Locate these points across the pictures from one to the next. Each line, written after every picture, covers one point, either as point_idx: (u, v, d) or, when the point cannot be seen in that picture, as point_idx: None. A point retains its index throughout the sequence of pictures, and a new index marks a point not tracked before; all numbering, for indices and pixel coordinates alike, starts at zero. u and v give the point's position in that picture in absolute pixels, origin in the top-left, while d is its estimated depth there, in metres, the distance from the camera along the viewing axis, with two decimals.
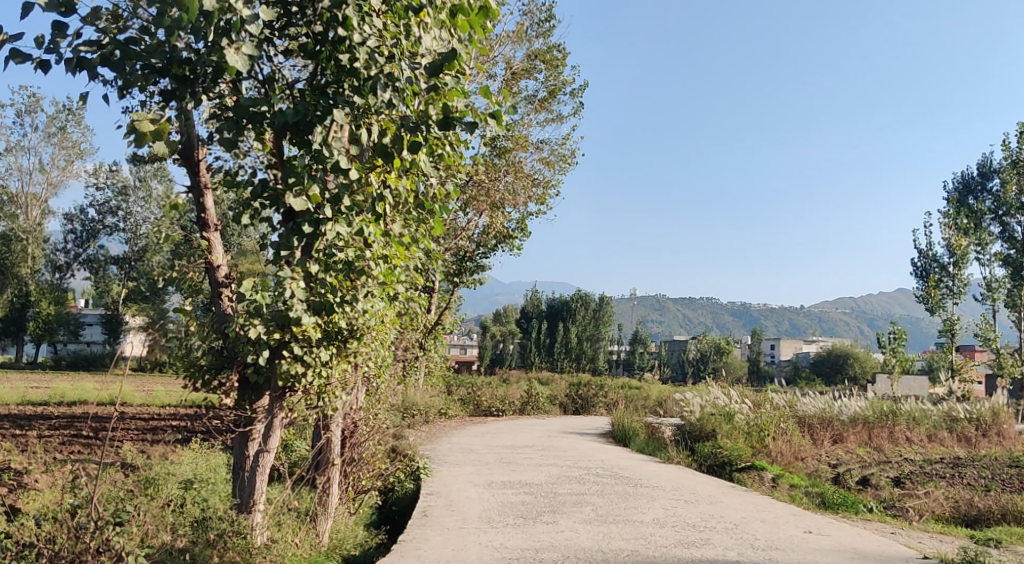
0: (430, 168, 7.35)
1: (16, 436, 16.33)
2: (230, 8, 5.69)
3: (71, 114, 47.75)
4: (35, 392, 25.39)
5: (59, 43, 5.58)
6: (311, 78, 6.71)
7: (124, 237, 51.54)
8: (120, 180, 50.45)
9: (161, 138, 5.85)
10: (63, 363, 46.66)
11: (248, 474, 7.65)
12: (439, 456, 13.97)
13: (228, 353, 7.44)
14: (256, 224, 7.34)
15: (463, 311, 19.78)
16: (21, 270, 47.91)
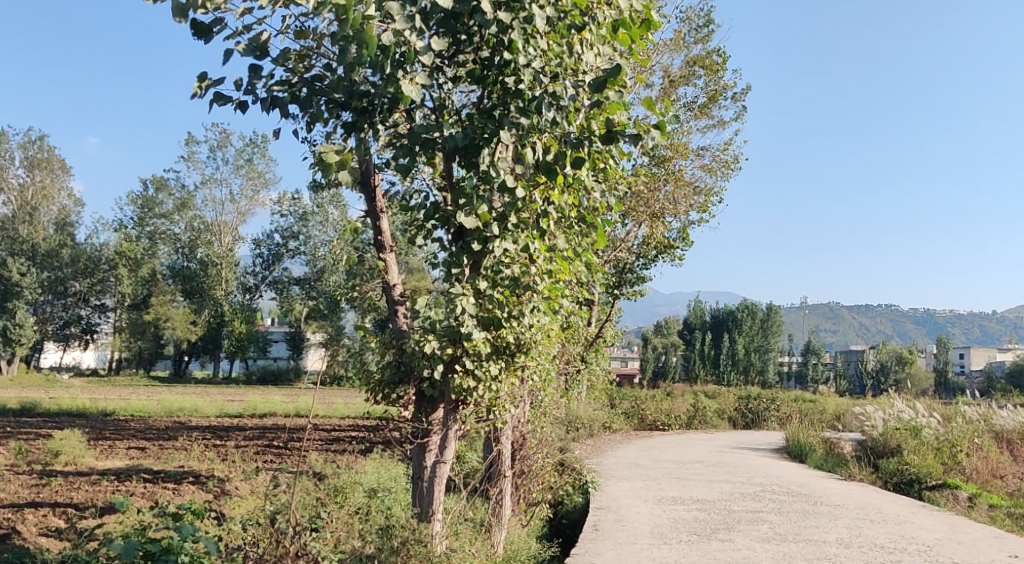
0: (592, 183, 7.40)
1: (216, 445, 17.80)
2: (405, 41, 6.00)
3: (257, 147, 51.33)
4: (231, 405, 27.40)
5: (254, 84, 6.08)
6: (477, 101, 6.94)
7: (304, 259, 54.92)
8: (301, 206, 53.78)
9: (344, 167, 6.23)
10: (253, 378, 49.99)
11: (427, 484, 7.95)
12: (606, 469, 13.99)
13: (405, 367, 7.74)
14: (427, 244, 7.67)
15: (625, 323, 19.69)
16: (217, 292, 52.35)
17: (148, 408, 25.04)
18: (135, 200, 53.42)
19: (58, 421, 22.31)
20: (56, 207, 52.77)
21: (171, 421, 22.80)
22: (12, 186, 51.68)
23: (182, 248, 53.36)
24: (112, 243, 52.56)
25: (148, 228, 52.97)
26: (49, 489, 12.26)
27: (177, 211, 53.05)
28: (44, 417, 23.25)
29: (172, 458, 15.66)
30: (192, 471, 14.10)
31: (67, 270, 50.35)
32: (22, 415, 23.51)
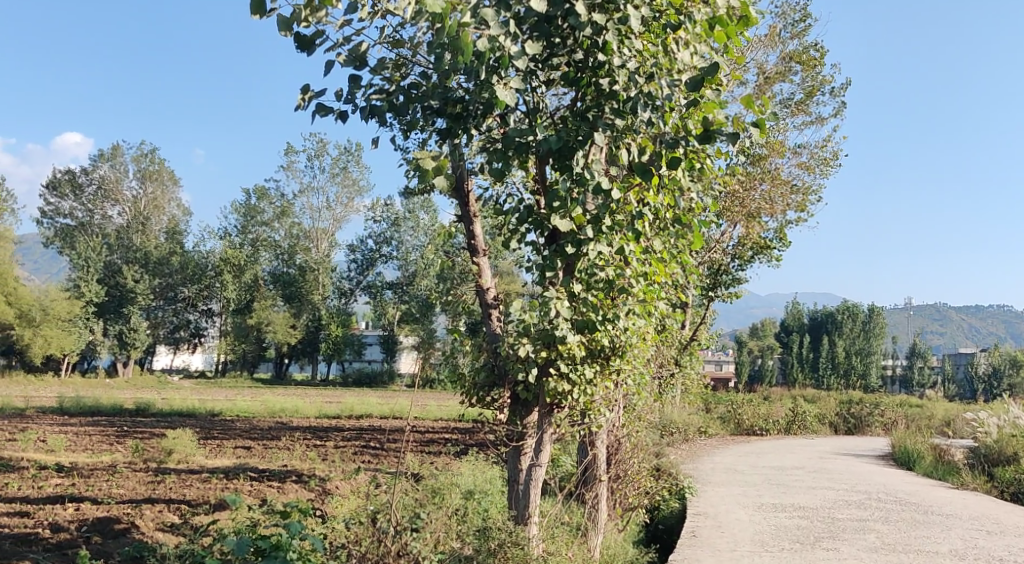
0: (688, 183, 7.27)
1: (317, 446, 18.33)
2: (500, 46, 6.04)
3: (351, 155, 52.56)
4: (329, 406, 28.11)
5: (354, 94, 6.25)
6: (570, 104, 6.95)
7: (397, 264, 55.78)
8: (393, 213, 54.81)
9: (441, 173, 6.30)
10: (349, 380, 51.25)
11: (522, 488, 7.98)
12: (702, 475, 13.77)
13: (499, 371, 7.79)
14: (519, 248, 7.72)
15: (719, 325, 19.34)
16: (314, 297, 53.57)
17: (253, 409, 25.94)
18: (238, 209, 55.54)
19: (170, 421, 23.35)
20: (167, 216, 55.32)
21: (273, 421, 23.55)
22: (127, 198, 54.75)
23: (281, 254, 54.77)
24: (217, 251, 54.74)
25: (250, 236, 54.95)
26: (164, 486, 12.87)
27: (277, 218, 54.87)
28: (157, 416, 24.41)
29: (276, 457, 16.20)
30: (296, 470, 14.56)
31: (177, 277, 52.74)
32: (138, 415, 24.68)
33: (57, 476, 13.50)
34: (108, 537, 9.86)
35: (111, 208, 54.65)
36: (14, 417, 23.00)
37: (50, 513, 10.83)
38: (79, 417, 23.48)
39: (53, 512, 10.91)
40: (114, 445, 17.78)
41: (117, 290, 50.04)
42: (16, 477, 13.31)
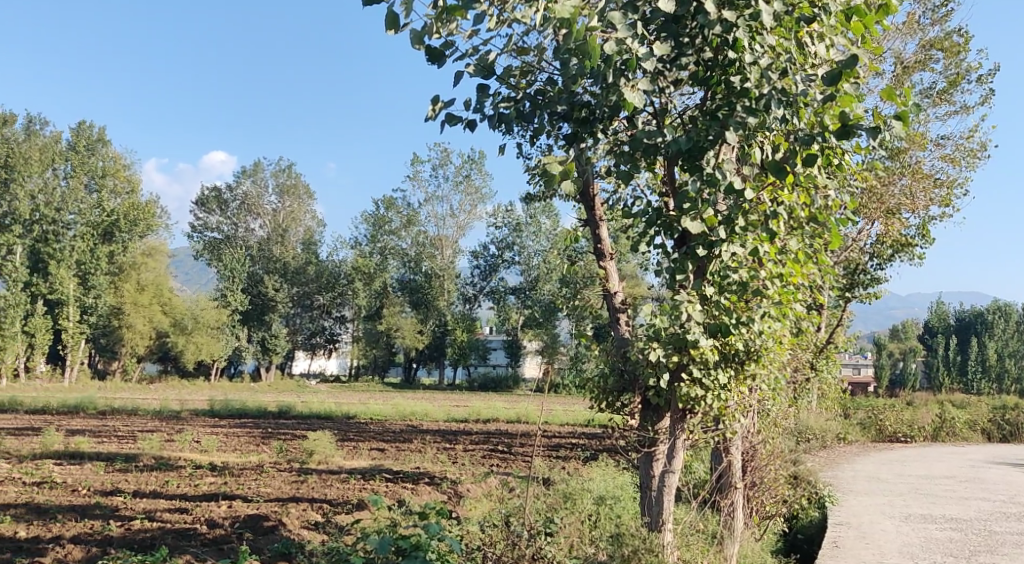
0: (824, 180, 7.01)
1: (448, 449, 18.68)
2: (627, 49, 6.01)
3: (474, 163, 53.37)
4: (458, 410, 28.58)
5: (482, 102, 6.36)
6: (699, 103, 6.82)
7: (520, 269, 56.15)
8: (515, 218, 55.27)
9: (569, 176, 6.30)
10: (475, 385, 51.94)
11: (655, 494, 7.88)
12: (843, 483, 13.21)
13: (629, 376, 7.76)
14: (646, 251, 7.64)
15: (857, 328, 18.54)
16: (440, 303, 54.44)
17: (385, 412, 26.70)
18: (367, 219, 57.30)
19: (309, 423, 24.33)
20: (303, 228, 57.31)
21: (405, 424, 24.17)
22: (267, 211, 57.29)
23: (409, 262, 55.71)
24: (349, 260, 56.72)
25: (379, 245, 56.49)
26: (306, 485, 13.43)
27: (404, 227, 56.29)
28: (297, 418, 25.49)
29: (408, 459, 16.61)
30: (427, 473, 14.88)
31: (312, 285, 55.02)
32: (280, 417, 25.87)
33: (210, 475, 14.28)
34: (258, 533, 10.39)
35: (253, 222, 57.28)
36: (170, 419, 24.58)
37: (205, 509, 11.48)
38: (228, 419, 24.86)
39: (209, 508, 11.58)
40: (259, 446, 18.70)
41: (259, 299, 52.72)
42: (175, 475, 14.20)
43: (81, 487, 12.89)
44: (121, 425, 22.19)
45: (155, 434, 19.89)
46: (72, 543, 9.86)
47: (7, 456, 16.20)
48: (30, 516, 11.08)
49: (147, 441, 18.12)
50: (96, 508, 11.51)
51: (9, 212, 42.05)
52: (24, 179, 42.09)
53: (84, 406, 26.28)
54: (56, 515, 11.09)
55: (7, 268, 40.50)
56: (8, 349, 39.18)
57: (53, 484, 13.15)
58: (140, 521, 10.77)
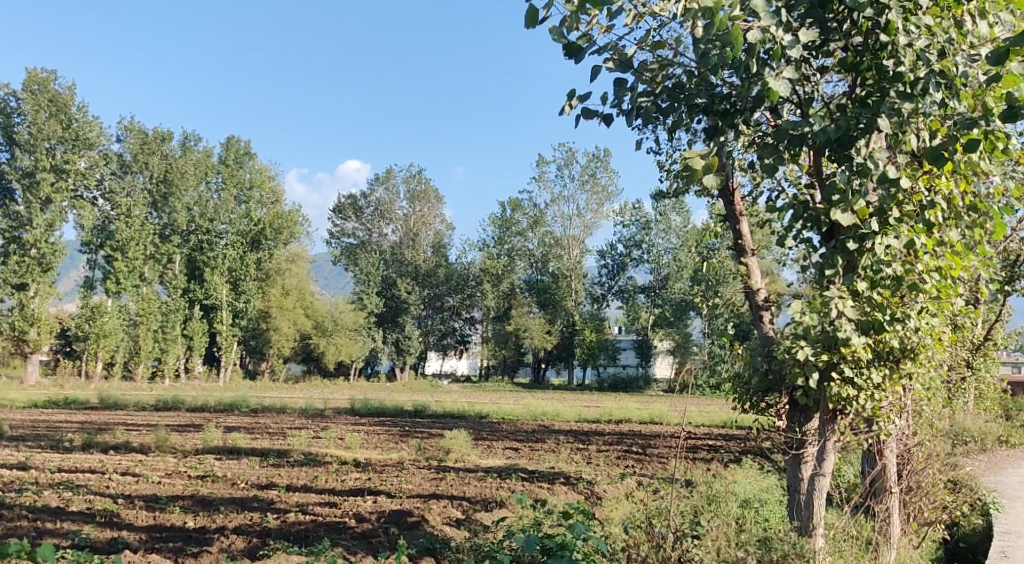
0: (985, 167, 6.59)
1: (582, 449, 18.69)
2: (771, 37, 5.83)
3: (601, 162, 53.04)
4: (590, 410, 28.47)
5: (620, 97, 6.32)
6: (847, 91, 6.56)
7: (649, 267, 55.27)
8: (643, 216, 54.51)
9: (712, 170, 6.12)
10: (605, 385, 51.66)
11: (805, 498, 7.61)
12: (1007, 489, 12.37)
13: (774, 375, 7.52)
14: (790, 245, 7.38)
15: (1018, 323, 17.29)
16: (568, 303, 54.30)
17: (517, 412, 26.92)
18: (494, 221, 57.81)
19: (444, 422, 24.87)
20: (433, 231, 58.14)
21: (537, 424, 24.27)
22: (399, 216, 58.46)
23: (536, 262, 56.21)
24: (477, 262, 57.48)
25: (507, 246, 57.07)
26: (446, 483, 13.74)
27: (531, 228, 56.48)
28: (433, 418, 26.12)
29: (543, 459, 16.70)
30: (563, 473, 14.91)
31: (443, 287, 56.27)
32: (417, 416, 26.53)
33: (356, 471, 14.83)
34: (403, 528, 10.74)
35: (386, 227, 58.79)
36: (315, 417, 25.68)
37: (352, 504, 11.93)
38: (368, 418, 25.71)
39: (355, 503, 12.04)
40: (399, 444, 19.26)
41: (392, 301, 54.23)
42: (323, 470, 14.83)
43: (240, 481, 13.65)
44: (272, 422, 23.38)
45: (303, 431, 20.84)
46: (234, 533, 10.48)
47: (173, 450, 17.36)
48: (196, 507, 11.82)
49: (296, 438, 18.99)
50: (254, 501, 12.16)
51: (168, 223, 44.17)
52: (181, 192, 44.22)
53: (238, 404, 27.82)
54: (219, 507, 11.80)
55: (168, 275, 43.61)
56: (169, 351, 42.41)
57: (215, 477, 13.98)
58: (294, 514, 11.30)
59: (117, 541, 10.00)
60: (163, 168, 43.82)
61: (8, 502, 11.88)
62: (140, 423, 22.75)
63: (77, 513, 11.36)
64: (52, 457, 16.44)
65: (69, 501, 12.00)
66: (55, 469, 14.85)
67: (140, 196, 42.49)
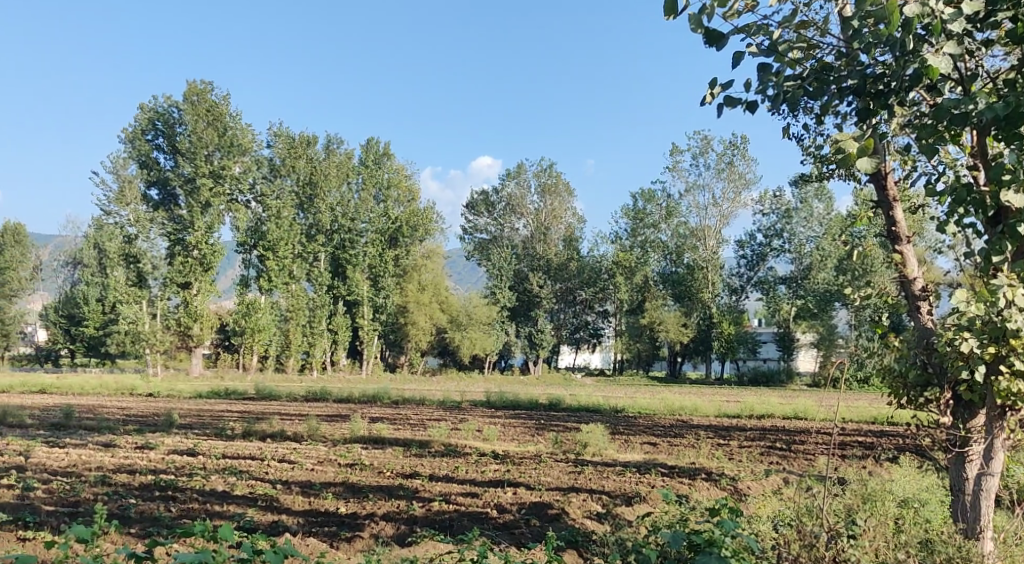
0: None
1: (722, 445, 18.29)
2: (931, 13, 5.52)
3: (737, 149, 51.51)
4: (729, 405, 27.79)
5: (765, 82, 6.16)
6: (1015, 64, 6.13)
7: (790, 257, 53.03)
8: (784, 204, 52.52)
9: (866, 154, 5.84)
10: (745, 379, 50.34)
11: (971, 499, 7.16)
12: None
13: (935, 369, 7.12)
14: (950, 231, 6.98)
15: None
16: (705, 295, 52.94)
17: (654, 407, 26.64)
18: (627, 213, 57.03)
19: (579, 416, 24.93)
20: (564, 225, 57.68)
21: (675, 419, 23.96)
22: (530, 210, 58.06)
23: (670, 254, 55.09)
24: (610, 255, 57.06)
25: (640, 238, 56.42)
26: (585, 476, 13.75)
27: (664, 221, 55.34)
28: (568, 411, 26.23)
29: (683, 454, 16.44)
30: (704, 469, 14.64)
31: (575, 281, 56.24)
32: (551, 410, 26.68)
33: (495, 463, 15.07)
34: (544, 520, 10.87)
35: (517, 222, 58.73)
36: (453, 408, 26.30)
37: (494, 495, 12.14)
38: (504, 410, 26.09)
39: (497, 494, 12.25)
40: (536, 437, 19.41)
41: (524, 295, 55.05)
42: (463, 461, 15.17)
43: (386, 470, 14.16)
44: (413, 413, 24.11)
45: (443, 422, 21.35)
46: (383, 520, 10.89)
47: (323, 439, 18.19)
48: (347, 494, 12.35)
49: (437, 429, 19.51)
50: (400, 489, 12.59)
51: (314, 224, 45.91)
52: (325, 192, 45.59)
53: (380, 395, 28.82)
54: (368, 494, 12.28)
55: (314, 272, 45.67)
56: (317, 344, 45.04)
57: (362, 466, 14.58)
58: (439, 503, 11.61)
59: (278, 524, 10.58)
60: (309, 170, 45.48)
61: (181, 485, 12.82)
62: (291, 413, 24.00)
63: (241, 497, 12.09)
64: (216, 444, 17.61)
65: (234, 486, 12.81)
66: (220, 455, 15.90)
67: (288, 198, 44.49)
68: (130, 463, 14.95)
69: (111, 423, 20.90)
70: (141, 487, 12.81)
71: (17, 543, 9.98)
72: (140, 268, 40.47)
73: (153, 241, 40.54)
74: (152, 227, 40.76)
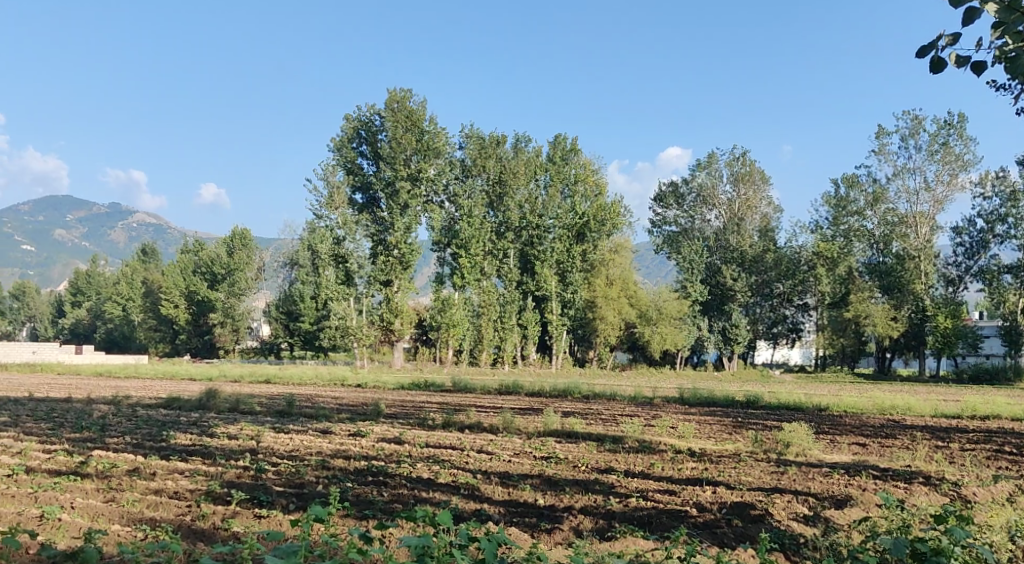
0: None
1: (943, 447, 17.02)
2: None
3: (954, 128, 47.60)
4: (947, 404, 25.76)
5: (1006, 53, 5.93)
6: None
7: (1016, 244, 48.22)
8: (1009, 185, 47.89)
9: None
10: (966, 377, 46.49)
11: None
12: None
13: None
14: None
15: None
16: (917, 287, 49.28)
17: (861, 405, 25.18)
18: (829, 201, 54.32)
19: (779, 413, 24.05)
20: (759, 215, 56.06)
21: (886, 419, 22.53)
22: (722, 201, 56.60)
23: (876, 243, 52.01)
24: (810, 245, 54.26)
25: (843, 226, 53.36)
26: (788, 477, 13.26)
27: (870, 207, 51.79)
28: (767, 408, 25.35)
29: (897, 456, 15.47)
30: (922, 472, 13.67)
31: (772, 273, 53.94)
32: (749, 407, 25.90)
33: (692, 460, 14.85)
34: (747, 520, 10.61)
35: (709, 213, 57.25)
36: (646, 404, 26.16)
37: (692, 493, 12.00)
38: (699, 407, 25.62)
39: (695, 492, 12.07)
40: (734, 435, 18.91)
41: (717, 289, 53.66)
42: (659, 458, 15.05)
43: (582, 464, 14.29)
44: (605, 408, 24.17)
45: (636, 418, 21.29)
46: (582, 514, 11.04)
47: (518, 432, 18.65)
48: (545, 486, 12.60)
49: (631, 424, 19.48)
50: (596, 483, 12.69)
51: (503, 222, 46.79)
52: (513, 190, 46.43)
53: (571, 390, 29.13)
54: (565, 487, 12.47)
55: (504, 269, 46.95)
56: (507, 340, 46.16)
57: (559, 459, 14.81)
58: (637, 499, 11.59)
59: (480, 513, 10.98)
60: (498, 169, 46.43)
61: (390, 471, 13.60)
62: (487, 405, 24.76)
63: (445, 485, 12.66)
64: (419, 433, 18.51)
65: (438, 473, 13.44)
66: (424, 443, 16.74)
67: (479, 197, 45.92)
68: (345, 449, 16.05)
69: (326, 411, 22.47)
70: (355, 472, 13.71)
71: (254, 519, 11.00)
72: (348, 267, 43.00)
73: (359, 242, 43.00)
74: (358, 228, 43.08)
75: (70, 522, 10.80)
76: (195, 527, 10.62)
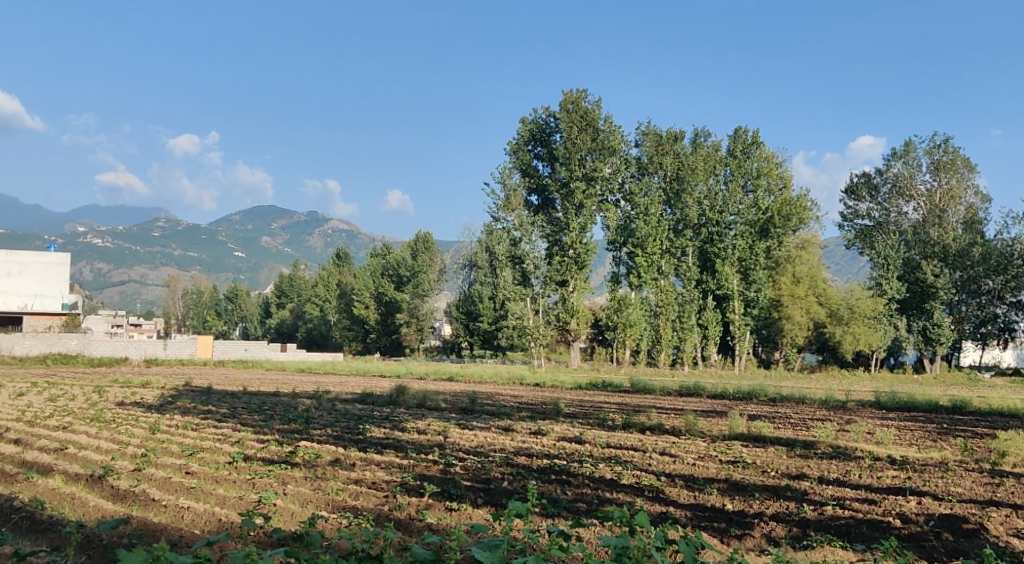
0: None
1: None
2: None
3: None
4: None
5: None
6: None
7: None
8: None
9: None
10: None
11: None
12: None
13: None
14: None
15: None
16: None
17: None
18: None
19: (991, 421, 22.15)
20: (964, 206, 52.16)
21: None
22: (921, 192, 53.10)
23: None
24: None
25: None
26: (1005, 490, 12.20)
27: None
28: (976, 415, 23.44)
29: None
30: None
31: (979, 269, 49.19)
32: (954, 413, 24.06)
33: (892, 468, 13.98)
34: (960, 535, 9.90)
35: (906, 205, 53.94)
36: (838, 408, 24.89)
37: (894, 503, 11.30)
38: (898, 412, 24.09)
39: (898, 502, 11.36)
40: (939, 442, 17.63)
41: (917, 286, 49.94)
42: (856, 465, 14.27)
43: (771, 470, 13.79)
44: (794, 412, 23.22)
45: (828, 423, 20.30)
46: (774, 521, 10.68)
47: (702, 435, 18.28)
48: (732, 491, 12.28)
49: (822, 429, 18.63)
50: (788, 490, 12.22)
51: (681, 218, 45.99)
52: (692, 186, 45.30)
53: (757, 392, 28.22)
54: (755, 493, 12.11)
55: (683, 268, 46.14)
56: (687, 340, 44.96)
57: (745, 464, 14.37)
58: (833, 507, 11.06)
59: (667, 516, 10.87)
60: (675, 165, 45.69)
61: (573, 470, 13.71)
62: (668, 407, 24.41)
63: (629, 486, 12.62)
64: (601, 433, 18.55)
65: (622, 474, 13.42)
66: (605, 444, 16.75)
67: (656, 194, 45.29)
68: (528, 447, 16.36)
69: (508, 409, 22.98)
70: (539, 470, 13.95)
71: (446, 512, 11.46)
72: (525, 268, 44.50)
73: (535, 243, 44.06)
74: (534, 229, 44.00)
75: (284, 507, 11.68)
76: (393, 516, 11.19)
